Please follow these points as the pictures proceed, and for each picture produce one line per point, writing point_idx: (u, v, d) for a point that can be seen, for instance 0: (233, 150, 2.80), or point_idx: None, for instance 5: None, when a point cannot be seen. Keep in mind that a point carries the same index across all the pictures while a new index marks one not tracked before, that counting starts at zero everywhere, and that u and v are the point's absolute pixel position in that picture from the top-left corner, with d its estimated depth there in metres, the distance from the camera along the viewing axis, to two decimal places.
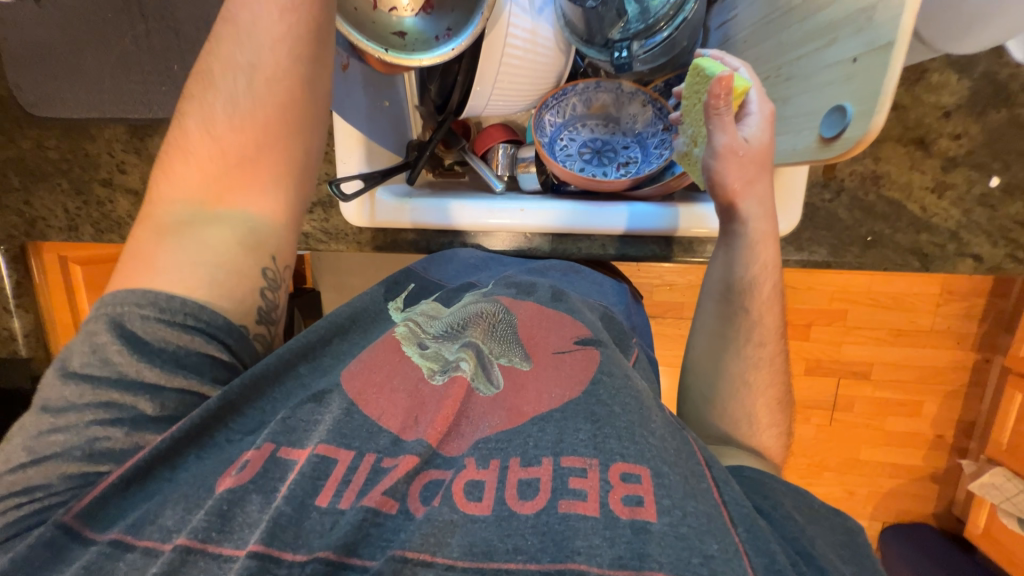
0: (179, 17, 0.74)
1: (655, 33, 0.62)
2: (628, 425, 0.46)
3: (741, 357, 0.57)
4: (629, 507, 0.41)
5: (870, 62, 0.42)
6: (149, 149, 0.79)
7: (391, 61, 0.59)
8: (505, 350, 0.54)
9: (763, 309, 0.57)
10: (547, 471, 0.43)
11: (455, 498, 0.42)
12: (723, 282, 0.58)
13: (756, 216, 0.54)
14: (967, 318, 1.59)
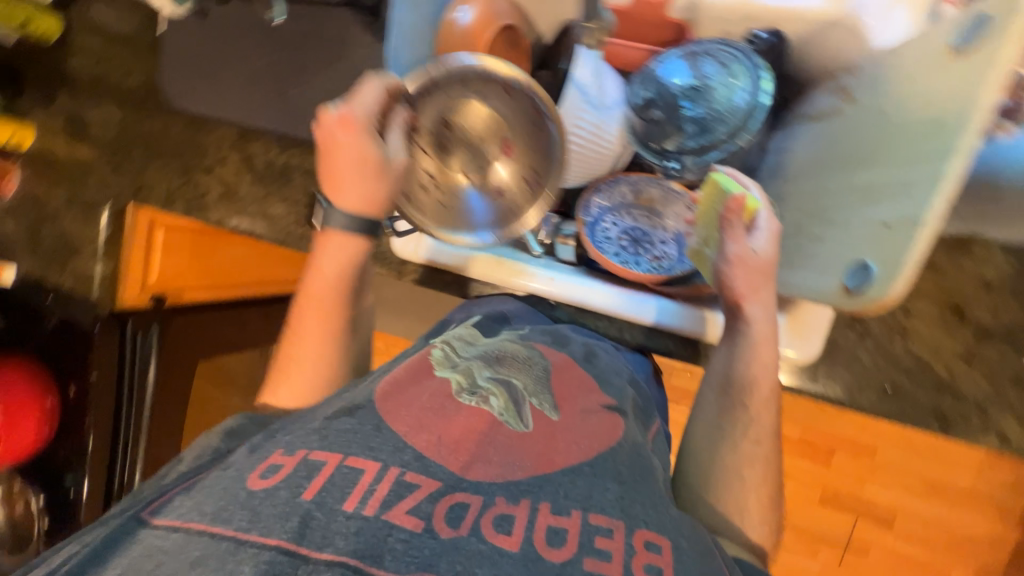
0: (310, 54, 0.86)
1: (711, 149, 0.68)
2: (650, 495, 0.46)
3: (735, 450, 0.57)
4: (648, 574, 0.39)
5: (900, 231, 0.45)
6: (249, 150, 0.90)
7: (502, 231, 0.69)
8: (537, 391, 0.54)
9: (761, 410, 0.58)
10: (575, 524, 0.41)
11: (483, 529, 0.39)
12: (724, 376, 0.59)
13: (759, 319, 0.57)
14: (1010, 490, 1.47)
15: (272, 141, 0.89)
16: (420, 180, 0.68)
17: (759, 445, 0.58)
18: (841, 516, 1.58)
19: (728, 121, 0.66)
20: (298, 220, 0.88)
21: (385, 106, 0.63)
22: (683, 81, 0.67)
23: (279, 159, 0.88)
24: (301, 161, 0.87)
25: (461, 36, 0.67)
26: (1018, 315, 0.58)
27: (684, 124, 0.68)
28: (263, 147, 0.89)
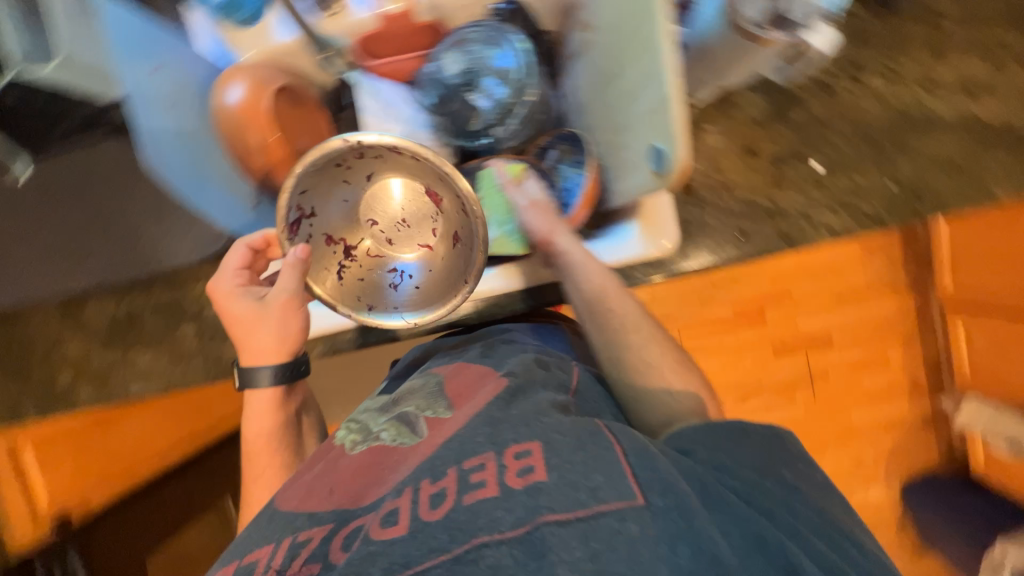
0: (92, 193, 0.77)
1: (510, 111, 0.74)
2: (520, 417, 0.56)
3: (633, 347, 0.66)
4: (522, 476, 0.48)
5: (661, 112, 0.54)
6: (84, 320, 0.80)
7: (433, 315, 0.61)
8: (430, 403, 0.64)
9: (627, 302, 0.66)
10: (451, 480, 0.50)
11: (372, 530, 0.47)
12: (584, 300, 0.66)
13: (572, 247, 0.66)
14: (892, 268, 1.74)
15: (103, 298, 0.79)
16: (354, 277, 0.65)
17: (643, 332, 0.66)
18: (793, 358, 1.80)
19: (510, 85, 0.73)
20: (172, 358, 0.79)
21: (287, 224, 0.60)
22: (458, 70, 0.73)
23: (121, 310, 0.79)
24: (145, 300, 0.79)
25: (235, 115, 0.68)
26: (792, 133, 0.70)
27: (478, 105, 0.75)
28: (99, 311, 0.80)
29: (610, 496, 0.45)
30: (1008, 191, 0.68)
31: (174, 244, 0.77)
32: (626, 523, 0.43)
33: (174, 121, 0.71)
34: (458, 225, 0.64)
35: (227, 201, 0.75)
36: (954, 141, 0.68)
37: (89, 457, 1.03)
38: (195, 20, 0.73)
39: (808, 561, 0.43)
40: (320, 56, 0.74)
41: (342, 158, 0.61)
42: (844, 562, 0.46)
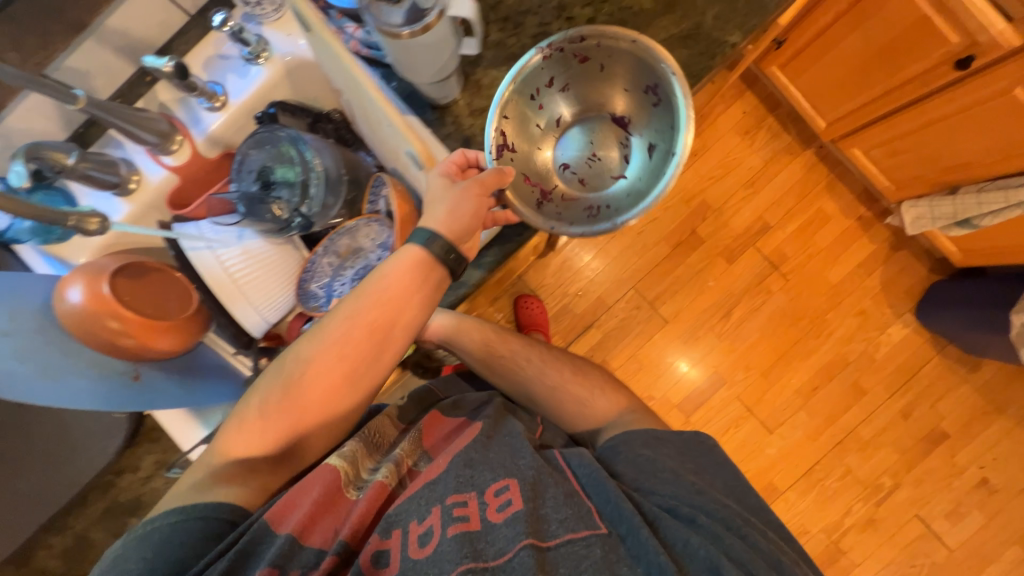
0: None
1: (308, 184, 0.78)
2: (494, 457, 0.69)
3: (531, 374, 0.92)
4: (503, 509, 0.62)
5: (394, 121, 0.63)
6: (40, 566, 0.81)
7: (633, 199, 0.69)
8: (416, 456, 0.75)
9: (520, 356, 0.95)
10: (436, 517, 0.62)
11: (365, 568, 0.58)
12: (483, 363, 0.94)
13: (443, 322, 0.97)
14: (777, 136, 1.82)
15: (50, 537, 0.81)
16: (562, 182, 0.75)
17: (535, 365, 0.93)
18: (746, 255, 1.83)
19: (296, 166, 0.78)
20: None
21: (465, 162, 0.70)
22: (251, 175, 0.79)
23: (68, 539, 0.79)
24: (86, 518, 0.79)
25: (75, 313, 0.71)
26: None
27: (279, 195, 0.78)
28: (51, 548, 0.81)
29: (579, 526, 0.61)
30: (739, 34, 0.74)
31: (86, 454, 0.78)
32: (591, 548, 0.60)
33: (11, 340, 0.67)
34: (652, 82, 0.70)
35: (97, 387, 0.72)
36: (667, 21, 0.75)
37: None
38: (27, 254, 0.79)
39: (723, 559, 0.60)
40: (70, 221, 0.67)
41: (551, 79, 0.74)
42: (737, 537, 0.65)
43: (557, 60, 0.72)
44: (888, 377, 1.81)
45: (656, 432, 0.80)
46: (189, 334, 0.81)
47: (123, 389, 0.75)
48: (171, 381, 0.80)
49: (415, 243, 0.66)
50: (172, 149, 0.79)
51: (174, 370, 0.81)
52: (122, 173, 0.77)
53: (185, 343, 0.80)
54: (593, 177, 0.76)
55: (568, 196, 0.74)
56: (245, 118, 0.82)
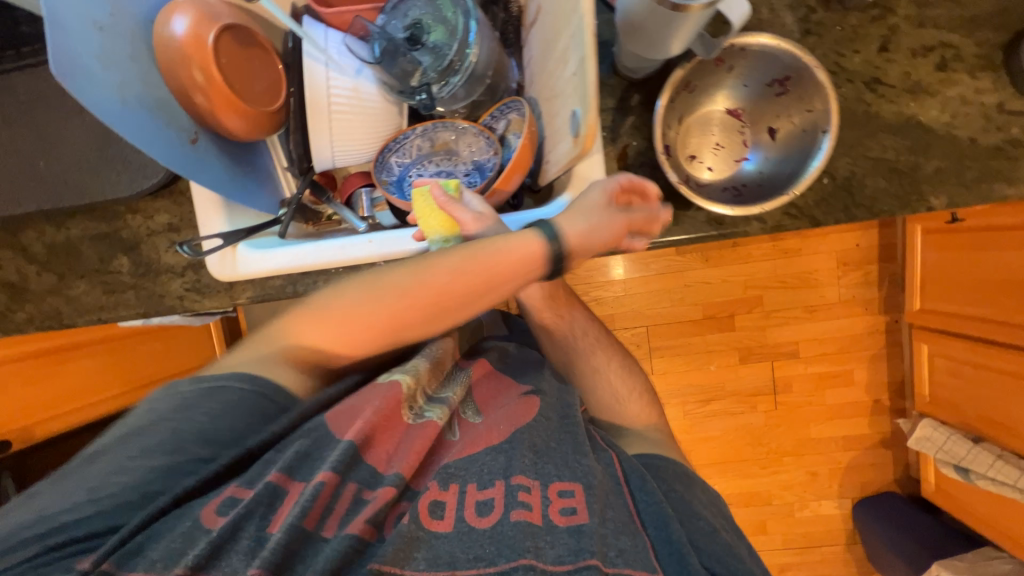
0: (40, 119, 0.76)
1: (453, 70, 0.69)
2: (561, 455, 0.65)
3: (581, 353, 0.87)
4: (565, 516, 0.58)
5: (582, 72, 0.52)
6: (22, 242, 0.81)
7: (793, 146, 0.62)
8: (465, 404, 0.72)
9: (578, 329, 0.87)
10: (498, 491, 0.59)
11: (421, 518, 0.56)
12: (544, 328, 0.87)
13: None
14: (867, 285, 1.73)
15: (43, 224, 0.80)
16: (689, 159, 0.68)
17: (588, 345, 0.87)
18: (761, 366, 1.80)
19: (453, 41, 0.68)
20: (105, 290, 0.80)
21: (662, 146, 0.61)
22: (403, 24, 0.71)
23: (59, 237, 0.80)
24: (85, 229, 0.80)
25: (181, 48, 0.67)
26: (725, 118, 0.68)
27: (420, 59, 0.70)
28: (38, 233, 0.80)
29: (636, 562, 0.57)
30: (943, 203, 0.66)
31: (111, 175, 0.76)
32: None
33: (103, 38, 0.62)
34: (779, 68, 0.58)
35: (155, 131, 0.66)
36: (891, 141, 0.66)
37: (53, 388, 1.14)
38: None
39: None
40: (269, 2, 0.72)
41: (691, 80, 0.61)
42: None
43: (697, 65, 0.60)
44: (795, 535, 1.87)
45: (690, 471, 0.74)
46: (259, 126, 0.76)
47: (180, 147, 0.68)
48: (219, 161, 0.74)
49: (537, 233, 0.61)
50: None
51: (230, 153, 0.76)
52: None
53: (250, 133, 0.75)
54: (716, 155, 0.68)
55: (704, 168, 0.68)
56: None
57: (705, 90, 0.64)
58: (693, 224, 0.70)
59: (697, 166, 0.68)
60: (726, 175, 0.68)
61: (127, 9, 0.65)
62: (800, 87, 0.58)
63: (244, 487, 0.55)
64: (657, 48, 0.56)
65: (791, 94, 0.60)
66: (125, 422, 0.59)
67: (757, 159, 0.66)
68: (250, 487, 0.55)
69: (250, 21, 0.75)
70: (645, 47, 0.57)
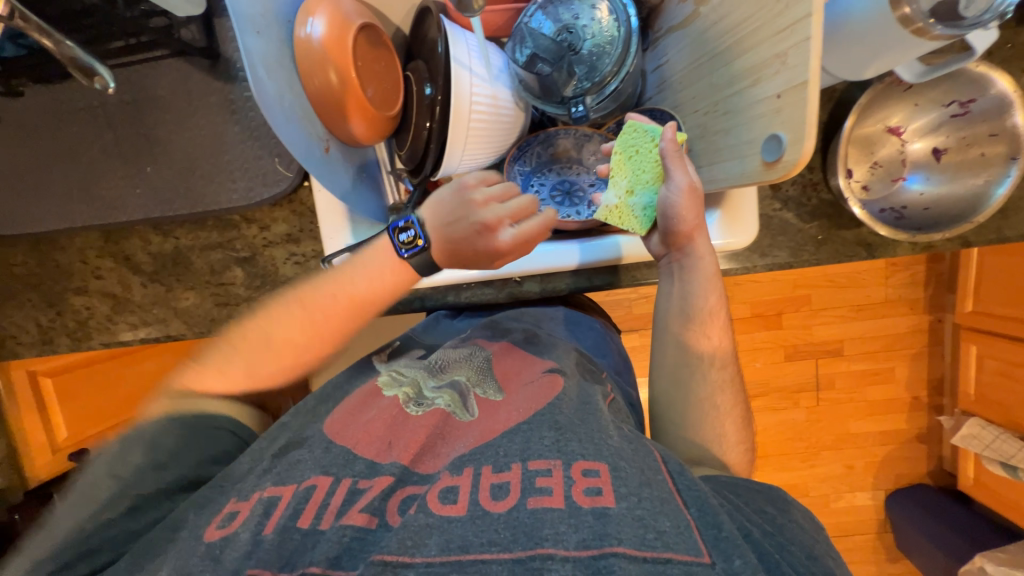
0: (148, 121, 0.71)
1: (605, 85, 0.66)
2: (586, 431, 0.53)
3: (707, 380, 0.63)
4: (589, 496, 0.45)
5: (791, 97, 0.50)
6: (125, 251, 0.77)
7: (982, 168, 0.59)
8: (480, 380, 0.65)
9: (715, 353, 0.64)
10: (515, 474, 0.48)
11: (430, 504, 0.47)
12: (675, 328, 0.65)
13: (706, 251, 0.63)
14: (915, 285, 1.74)
15: (147, 232, 0.77)
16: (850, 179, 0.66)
17: (718, 377, 0.64)
18: (805, 363, 1.82)
19: (612, 52, 0.64)
20: (215, 302, 0.77)
21: (845, 170, 0.62)
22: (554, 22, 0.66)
23: (166, 246, 0.76)
24: (194, 240, 0.76)
25: (323, 53, 0.62)
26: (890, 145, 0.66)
27: (576, 68, 0.66)
28: (142, 242, 0.77)
29: (678, 544, 0.42)
30: None
31: (226, 183, 0.72)
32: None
33: (263, 44, 0.56)
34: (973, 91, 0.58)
35: (307, 141, 0.61)
36: None
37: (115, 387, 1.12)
38: None
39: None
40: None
41: (870, 101, 0.60)
42: None
43: (885, 91, 0.60)
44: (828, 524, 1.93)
45: (787, 493, 0.56)
46: (378, 132, 0.71)
47: (320, 158, 0.65)
48: (345, 169, 0.71)
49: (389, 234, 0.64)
50: None
51: (351, 161, 0.73)
52: None
53: (366, 138, 0.70)
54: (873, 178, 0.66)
55: (861, 186, 0.66)
56: None
57: (880, 114, 0.63)
58: (844, 244, 0.69)
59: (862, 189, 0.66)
60: (883, 197, 0.65)
61: (272, 8, 0.60)
62: (993, 117, 0.57)
63: (242, 501, 0.52)
64: (852, 73, 0.53)
65: (977, 118, 0.59)
66: (178, 416, 0.59)
67: (920, 179, 0.64)
68: (246, 499, 0.52)
69: (371, 17, 0.69)
70: (831, 72, 0.54)
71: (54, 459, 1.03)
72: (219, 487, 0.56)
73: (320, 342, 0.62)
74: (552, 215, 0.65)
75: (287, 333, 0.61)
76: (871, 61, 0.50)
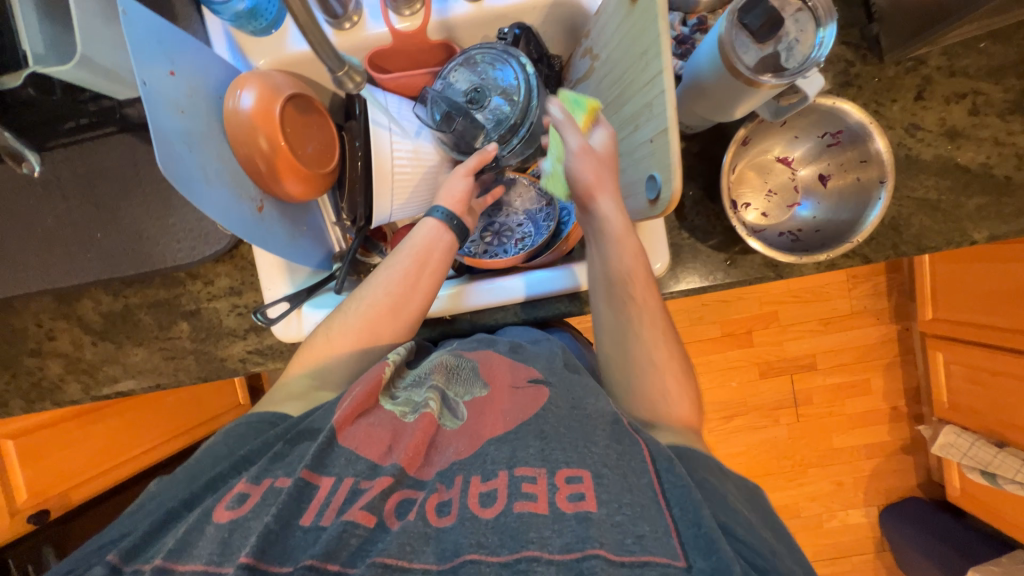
0: (99, 191, 0.76)
1: (516, 129, 0.74)
2: (571, 440, 0.54)
3: (639, 338, 0.65)
4: (572, 502, 0.48)
5: (660, 141, 0.55)
6: (78, 312, 0.81)
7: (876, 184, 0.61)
8: (465, 388, 0.64)
9: (643, 312, 0.65)
10: (502, 482, 0.51)
11: (427, 514, 0.49)
12: (598, 295, 0.67)
13: (615, 211, 0.62)
14: (878, 295, 1.76)
15: (100, 293, 0.81)
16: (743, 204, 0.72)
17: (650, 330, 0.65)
18: (781, 380, 1.82)
19: (516, 105, 0.73)
20: (164, 357, 0.81)
21: (730, 202, 0.66)
22: (462, 85, 0.75)
23: (117, 305, 0.81)
24: (142, 298, 0.81)
25: (249, 121, 0.68)
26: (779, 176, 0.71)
27: (485, 125, 0.75)
28: (94, 303, 0.81)
29: (657, 549, 0.45)
30: (985, 236, 0.70)
31: (172, 245, 0.77)
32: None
33: (186, 122, 0.62)
34: (836, 125, 0.63)
35: (232, 205, 0.66)
36: (933, 182, 0.71)
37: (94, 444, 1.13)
38: (214, 27, 0.73)
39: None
40: (336, 73, 0.50)
41: (749, 136, 0.66)
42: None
43: (765, 126, 0.65)
44: (825, 546, 1.87)
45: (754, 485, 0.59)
46: (315, 188, 0.76)
47: (252, 216, 0.69)
48: (281, 225, 0.75)
49: (432, 215, 0.71)
50: (404, 13, 0.72)
51: (289, 217, 0.77)
52: (349, 8, 0.71)
53: (304, 195, 0.76)
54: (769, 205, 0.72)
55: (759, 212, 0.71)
56: (487, 22, 0.75)
57: (762, 145, 0.69)
58: (751, 267, 0.73)
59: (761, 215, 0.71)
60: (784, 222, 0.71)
61: (202, 88, 0.66)
62: (857, 142, 0.62)
63: (255, 483, 0.52)
64: (724, 115, 0.58)
65: (849, 148, 0.64)
66: (242, 428, 0.61)
67: (810, 205, 0.70)
68: (259, 483, 0.52)
69: (305, 87, 0.76)
70: (707, 116, 0.60)
71: (13, 520, 1.01)
72: (240, 460, 0.56)
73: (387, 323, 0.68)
74: (490, 148, 0.71)
75: (355, 326, 0.67)
76: (732, 105, 0.55)
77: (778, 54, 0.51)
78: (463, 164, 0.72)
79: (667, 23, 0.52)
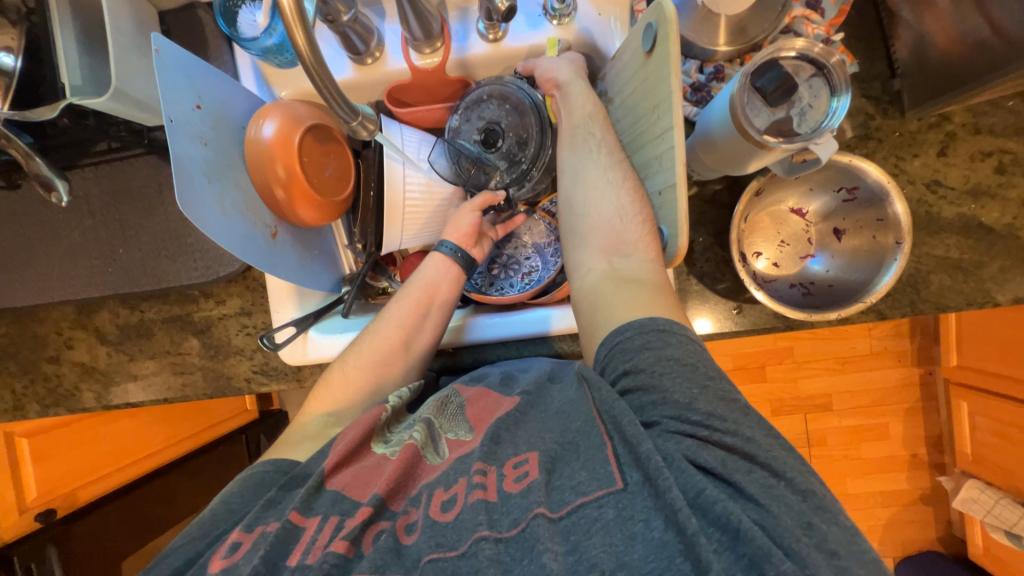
0: (122, 210, 0.79)
1: (529, 173, 0.78)
2: (524, 433, 0.54)
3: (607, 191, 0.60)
4: (519, 482, 0.49)
5: (669, 195, 0.55)
6: (96, 323, 0.84)
7: (884, 254, 0.61)
8: (450, 424, 0.61)
9: (619, 193, 0.59)
10: (463, 487, 0.51)
11: (396, 531, 0.50)
12: (571, 184, 0.63)
13: (583, 92, 0.65)
14: (900, 336, 1.69)
15: (118, 306, 0.84)
16: (754, 251, 0.70)
17: (628, 214, 0.58)
18: (794, 419, 1.76)
19: (529, 151, 0.77)
20: (173, 371, 0.83)
21: (738, 254, 0.64)
22: (475, 126, 0.78)
23: (132, 318, 0.84)
24: (156, 313, 0.84)
25: (268, 151, 0.70)
26: (791, 228, 0.70)
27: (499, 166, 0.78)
28: (111, 315, 0.84)
29: (590, 486, 0.47)
30: (1009, 299, 0.68)
31: (187, 263, 0.79)
32: (602, 510, 0.46)
33: (208, 153, 0.65)
34: (854, 181, 0.62)
35: (248, 233, 0.68)
36: (954, 240, 0.68)
37: (102, 445, 1.16)
38: (242, 59, 0.76)
39: (749, 521, 0.41)
40: (350, 124, 0.52)
41: (762, 187, 0.65)
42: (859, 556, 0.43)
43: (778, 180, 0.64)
44: None
45: None
46: (329, 214, 0.78)
47: (266, 243, 0.71)
48: (294, 250, 0.77)
49: (441, 250, 0.74)
50: (425, 51, 0.72)
51: (302, 242, 0.79)
52: (371, 45, 0.72)
53: (318, 221, 0.78)
54: (782, 257, 0.70)
55: (771, 262, 0.70)
56: (505, 60, 0.76)
57: (776, 193, 0.67)
58: (760, 316, 0.71)
59: (774, 266, 0.70)
60: (797, 276, 0.69)
61: (225, 119, 0.69)
62: (874, 203, 0.61)
63: (248, 531, 0.53)
64: (733, 172, 0.58)
65: (864, 206, 0.63)
66: (241, 482, 0.60)
67: (823, 259, 0.68)
68: (252, 531, 0.53)
69: (324, 116, 0.78)
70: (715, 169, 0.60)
71: (20, 518, 1.03)
72: (239, 516, 0.57)
73: (394, 363, 0.69)
74: (499, 193, 0.76)
75: (361, 367, 0.68)
76: (743, 161, 0.55)
77: (789, 118, 0.51)
78: (470, 203, 0.76)
79: (680, 79, 0.52)
